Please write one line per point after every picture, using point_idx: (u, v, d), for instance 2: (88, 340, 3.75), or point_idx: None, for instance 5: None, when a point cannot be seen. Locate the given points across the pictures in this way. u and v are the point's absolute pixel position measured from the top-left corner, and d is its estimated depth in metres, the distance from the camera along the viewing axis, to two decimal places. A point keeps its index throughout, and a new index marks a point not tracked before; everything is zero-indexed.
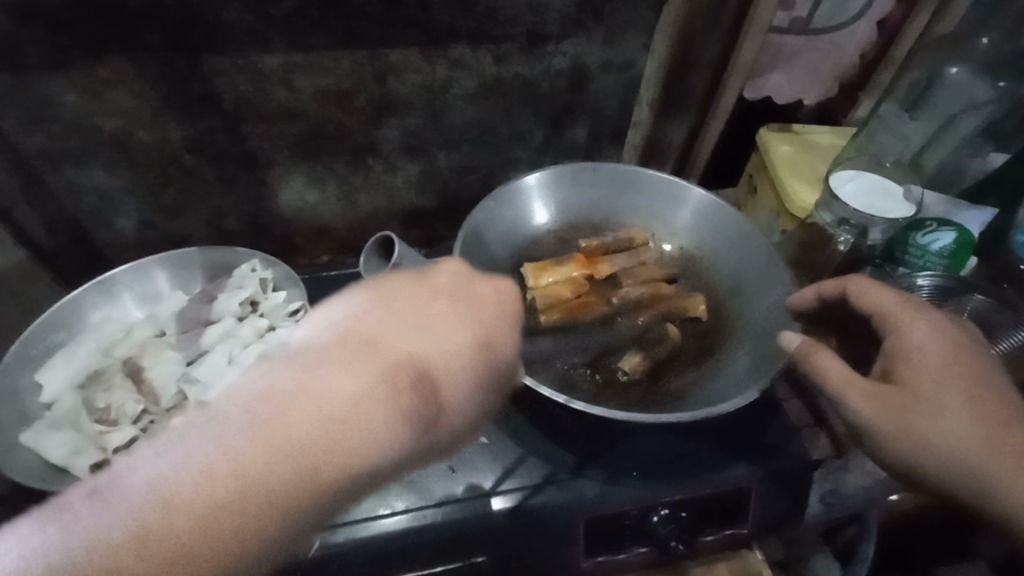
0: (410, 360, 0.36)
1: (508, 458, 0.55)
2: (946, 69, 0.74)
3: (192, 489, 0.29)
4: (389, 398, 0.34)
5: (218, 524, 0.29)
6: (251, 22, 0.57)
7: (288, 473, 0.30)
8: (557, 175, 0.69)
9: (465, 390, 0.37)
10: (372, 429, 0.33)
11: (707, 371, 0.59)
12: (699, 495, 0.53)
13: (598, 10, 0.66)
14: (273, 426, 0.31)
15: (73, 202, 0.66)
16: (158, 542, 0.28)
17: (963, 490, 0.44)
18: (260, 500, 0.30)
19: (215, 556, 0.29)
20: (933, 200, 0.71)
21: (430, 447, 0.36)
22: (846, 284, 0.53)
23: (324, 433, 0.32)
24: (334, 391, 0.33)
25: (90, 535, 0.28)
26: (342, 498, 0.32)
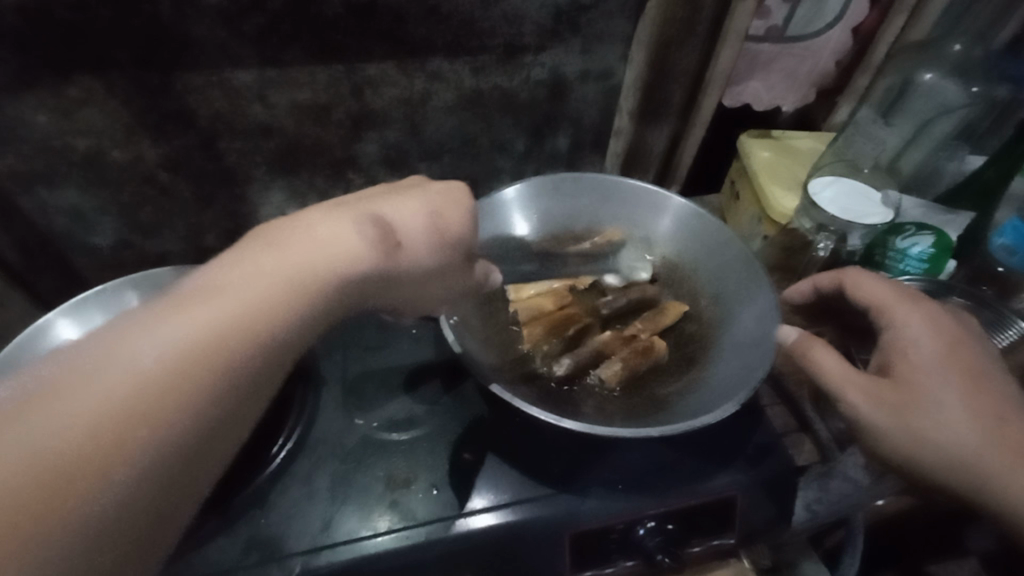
0: (376, 212, 0.41)
1: (490, 475, 0.54)
2: (920, 74, 0.73)
3: (196, 308, 0.33)
4: (363, 232, 0.39)
5: (255, 315, 0.34)
6: (223, 39, 0.56)
7: (282, 288, 0.35)
8: (538, 186, 0.69)
9: (429, 243, 0.43)
10: (352, 246, 0.38)
11: (690, 381, 0.58)
12: (684, 506, 0.54)
13: (574, 21, 0.66)
14: (260, 261, 0.36)
15: (47, 222, 0.65)
16: (216, 330, 0.33)
17: (962, 483, 0.45)
18: (279, 303, 0.35)
19: (255, 335, 0.34)
20: (910, 204, 0.72)
21: (401, 271, 0.41)
22: (842, 277, 0.56)
23: (318, 254, 0.37)
24: (309, 230, 0.38)
25: (125, 343, 0.31)
26: (337, 296, 0.37)
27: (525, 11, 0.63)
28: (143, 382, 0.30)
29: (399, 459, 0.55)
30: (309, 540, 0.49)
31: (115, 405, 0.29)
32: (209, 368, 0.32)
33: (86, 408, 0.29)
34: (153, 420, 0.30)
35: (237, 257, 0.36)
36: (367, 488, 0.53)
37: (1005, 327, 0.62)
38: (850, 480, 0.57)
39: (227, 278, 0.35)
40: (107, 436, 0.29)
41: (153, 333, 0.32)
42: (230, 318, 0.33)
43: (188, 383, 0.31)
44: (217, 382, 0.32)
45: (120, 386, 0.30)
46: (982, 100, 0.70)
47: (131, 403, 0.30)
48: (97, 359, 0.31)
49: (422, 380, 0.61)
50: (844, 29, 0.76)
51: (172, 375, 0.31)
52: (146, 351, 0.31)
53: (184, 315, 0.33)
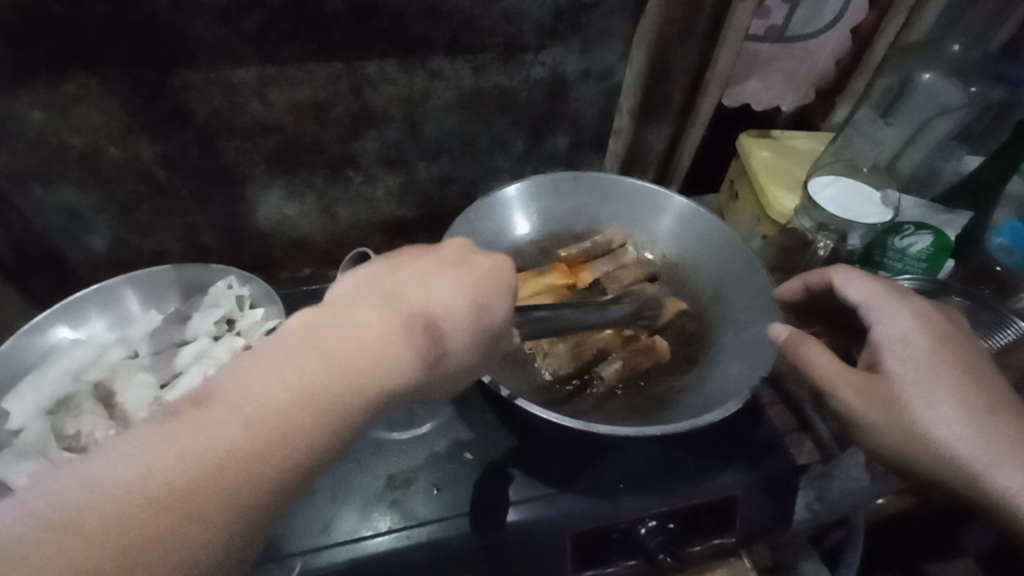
0: (419, 304, 0.40)
1: (490, 474, 0.54)
2: (918, 75, 0.74)
3: (245, 419, 0.32)
4: (407, 339, 0.38)
5: (298, 430, 0.33)
6: (221, 36, 0.56)
7: (316, 397, 0.34)
8: (538, 186, 0.69)
9: (469, 336, 0.41)
10: (396, 357, 0.37)
11: (692, 380, 0.58)
12: (685, 504, 0.53)
13: (574, 20, 0.66)
14: (307, 364, 0.35)
15: (42, 220, 0.65)
16: (260, 442, 0.32)
17: (956, 476, 0.44)
18: (321, 416, 0.34)
19: (296, 452, 0.33)
20: (908, 204, 0.72)
21: (437, 376, 0.40)
22: (830, 275, 0.56)
23: (363, 362, 0.36)
24: (355, 327, 0.37)
25: (171, 451, 0.31)
26: (376, 409, 0.36)
27: (525, 9, 0.63)
28: (173, 500, 0.30)
29: (400, 459, 0.55)
30: (308, 540, 0.49)
31: (143, 524, 0.29)
32: (239, 484, 0.31)
33: (114, 526, 0.28)
34: (180, 538, 0.29)
35: (287, 353, 0.35)
36: (367, 488, 0.52)
37: (1003, 327, 0.62)
38: (854, 480, 0.56)
39: (261, 382, 0.34)
40: (130, 555, 0.28)
41: (199, 438, 0.31)
42: (262, 433, 0.32)
43: (228, 500, 0.31)
44: (255, 499, 0.32)
45: (149, 503, 0.29)
46: (979, 101, 0.71)
47: (159, 520, 0.29)
48: (127, 465, 0.30)
49: None
50: (842, 29, 0.76)
51: (202, 494, 0.30)
52: (177, 463, 0.30)
53: (217, 423, 0.32)
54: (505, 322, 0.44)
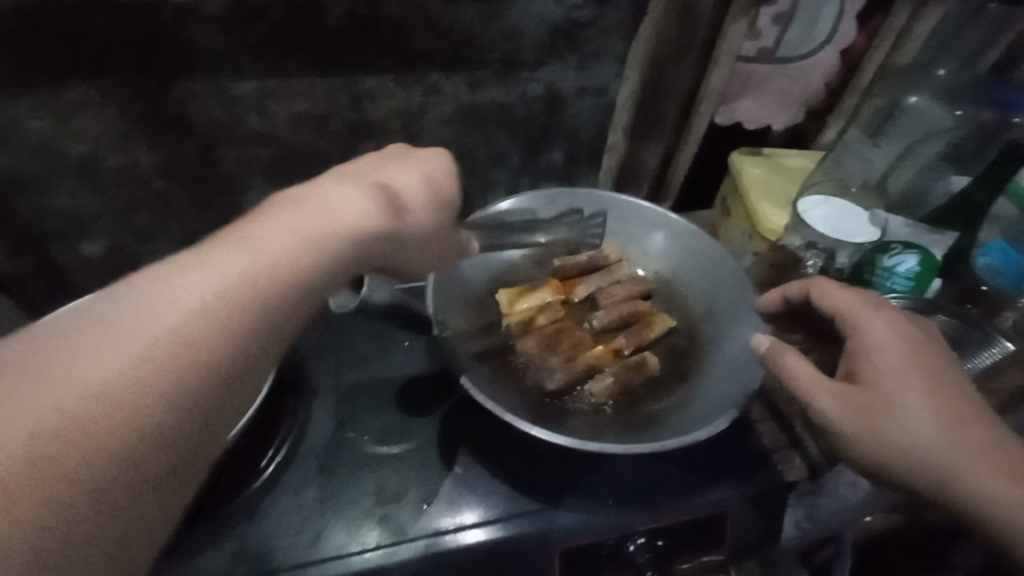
0: (376, 179, 0.41)
1: (480, 487, 0.54)
2: (906, 98, 0.75)
3: (215, 269, 0.31)
4: (371, 204, 0.38)
5: (277, 277, 0.33)
6: (223, 49, 0.57)
7: (301, 250, 0.34)
8: (533, 199, 0.68)
9: (426, 206, 0.42)
10: (360, 215, 0.37)
11: (682, 398, 0.58)
12: (673, 521, 0.54)
13: (571, 38, 0.67)
14: (279, 224, 0.35)
15: (37, 226, 0.65)
16: (239, 288, 0.31)
17: (926, 482, 0.45)
18: (301, 266, 0.34)
19: (275, 297, 0.32)
20: (897, 224, 0.73)
21: (401, 240, 0.40)
22: (809, 287, 0.55)
23: (333, 219, 0.36)
24: (318, 195, 0.37)
25: (136, 305, 0.29)
26: (350, 263, 0.36)
27: (523, 26, 0.64)
28: (170, 342, 0.29)
29: (389, 472, 0.55)
30: (298, 553, 0.49)
31: (144, 363, 0.28)
32: (234, 326, 0.31)
33: (94, 380, 0.27)
34: (181, 377, 0.29)
35: (254, 220, 0.35)
36: (356, 501, 0.52)
37: (988, 346, 0.64)
38: (839, 499, 0.58)
39: (246, 239, 0.33)
40: (115, 405, 0.27)
41: (168, 292, 0.30)
42: (252, 279, 0.32)
43: (205, 346, 0.30)
44: (237, 343, 0.31)
45: (147, 344, 0.28)
46: (968, 124, 0.71)
47: (159, 357, 0.28)
48: (104, 323, 0.29)
49: (414, 391, 0.61)
50: (834, 50, 0.77)
51: (195, 335, 0.30)
52: (168, 308, 0.30)
53: (204, 274, 0.31)
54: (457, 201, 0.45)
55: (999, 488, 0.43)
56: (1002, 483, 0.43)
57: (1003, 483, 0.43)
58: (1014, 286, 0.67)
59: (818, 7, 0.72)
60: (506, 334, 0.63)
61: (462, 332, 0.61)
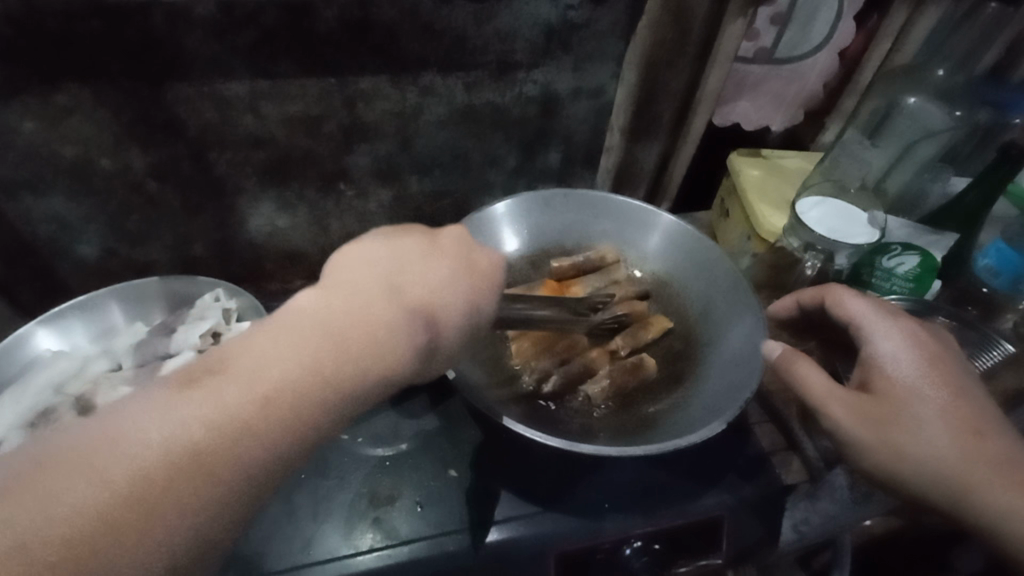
0: (419, 297, 0.42)
1: (475, 491, 0.53)
2: (904, 99, 0.74)
3: (256, 380, 0.34)
4: (408, 324, 0.40)
5: (309, 392, 0.35)
6: (215, 51, 0.56)
7: (321, 376, 0.35)
8: (528, 202, 0.69)
9: (460, 327, 0.43)
10: (397, 338, 0.39)
11: (677, 400, 0.58)
12: (670, 525, 0.53)
13: (566, 40, 0.67)
14: (319, 337, 0.37)
15: (31, 230, 0.65)
16: (276, 398, 0.34)
17: (939, 493, 0.45)
18: (331, 384, 0.36)
19: (305, 415, 0.35)
20: (895, 225, 0.73)
21: (433, 364, 0.42)
22: (824, 293, 0.57)
23: (371, 335, 0.38)
24: (360, 308, 0.39)
25: (189, 406, 0.33)
26: (381, 390, 0.38)
27: (517, 29, 0.64)
28: (185, 464, 0.31)
29: (382, 476, 0.54)
30: (290, 558, 0.48)
31: (161, 484, 0.31)
32: (260, 446, 0.33)
33: (144, 473, 0.31)
34: (189, 498, 0.31)
35: (299, 326, 0.37)
36: (349, 506, 0.52)
37: (988, 348, 0.63)
38: (835, 502, 0.57)
39: (286, 348, 0.36)
40: (158, 501, 0.30)
41: (215, 396, 0.33)
42: (268, 406, 0.34)
43: (239, 452, 0.33)
44: (266, 450, 0.33)
45: (191, 446, 0.32)
46: (965, 124, 0.71)
47: (200, 457, 0.32)
48: (162, 420, 0.32)
49: (409, 395, 0.60)
50: (831, 52, 0.77)
51: (233, 440, 0.33)
52: (188, 427, 0.32)
53: (226, 395, 0.34)
54: (492, 316, 0.47)
55: (1013, 500, 0.43)
56: (1018, 496, 0.43)
57: (1020, 497, 0.43)
58: (1011, 287, 0.69)
59: (814, 8, 0.72)
60: (502, 336, 0.62)
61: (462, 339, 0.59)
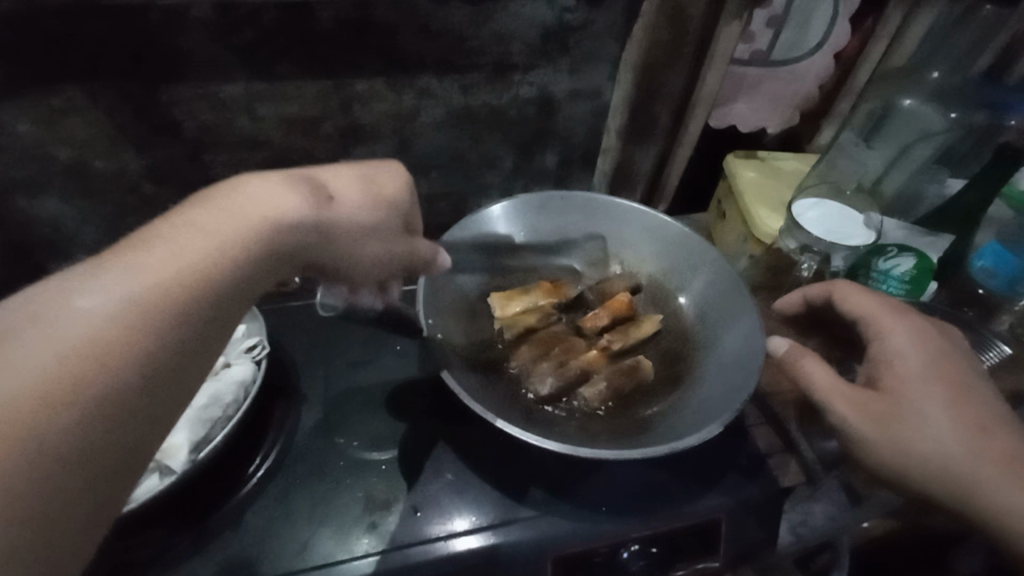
0: (304, 175, 0.41)
1: (473, 494, 0.53)
2: (900, 99, 0.74)
3: (145, 260, 0.32)
4: (299, 196, 0.39)
5: (208, 264, 0.33)
6: (211, 52, 0.56)
7: (234, 244, 0.35)
8: (524, 204, 0.69)
9: (361, 200, 0.43)
10: (288, 206, 0.38)
11: (673, 401, 0.58)
12: (669, 528, 0.53)
13: (563, 42, 0.67)
14: (202, 218, 0.35)
15: (25, 231, 0.64)
16: (177, 271, 0.32)
17: (946, 492, 0.45)
18: (228, 251, 0.34)
19: (208, 283, 0.33)
20: (892, 226, 0.73)
21: (335, 235, 0.41)
22: (831, 288, 0.57)
23: (258, 211, 0.37)
24: (240, 188, 0.38)
25: (69, 297, 0.30)
26: (281, 256, 0.37)
27: (515, 30, 0.64)
28: (86, 342, 0.29)
29: (378, 480, 0.54)
30: (284, 562, 0.48)
31: (61, 367, 0.27)
32: (165, 318, 0.31)
33: (29, 368, 0.27)
34: (95, 374, 0.28)
35: (177, 216, 0.35)
36: (344, 509, 0.51)
37: (987, 349, 0.64)
38: (834, 505, 0.58)
39: (168, 232, 0.34)
40: (43, 392, 0.27)
41: (96, 280, 0.31)
42: (172, 277, 0.32)
43: (138, 329, 0.30)
44: (173, 322, 0.31)
45: (81, 332, 0.29)
46: (963, 125, 0.71)
47: (94, 342, 0.29)
48: (38, 317, 0.29)
49: (406, 397, 0.60)
50: (827, 53, 0.77)
51: (130, 317, 0.30)
52: (83, 308, 0.29)
53: (124, 272, 0.31)
54: (409, 202, 0.47)
55: (1018, 498, 0.43)
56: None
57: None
58: (1009, 289, 0.69)
59: (811, 10, 0.72)
60: (497, 338, 0.62)
61: (459, 342, 0.59)
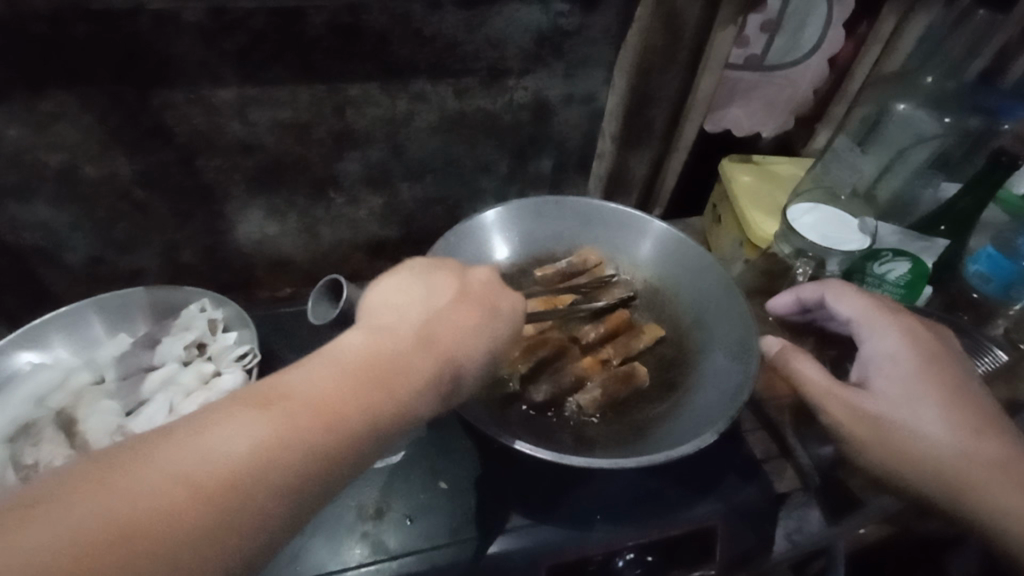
0: (452, 347, 0.41)
1: (466, 503, 0.53)
2: (894, 105, 0.74)
3: (295, 417, 0.33)
4: (438, 378, 0.39)
5: (334, 437, 0.34)
6: (203, 57, 0.56)
7: (371, 417, 0.35)
8: (520, 210, 0.69)
9: (482, 370, 0.43)
10: (428, 395, 0.38)
11: (669, 407, 0.58)
12: (663, 536, 0.53)
13: (557, 46, 0.66)
14: (359, 381, 0.36)
15: (16, 236, 0.63)
16: (324, 435, 0.34)
17: (935, 492, 0.46)
18: (364, 438, 0.35)
19: (332, 462, 0.34)
20: (886, 231, 0.73)
21: (449, 415, 0.41)
22: (824, 289, 0.57)
23: (403, 389, 0.37)
24: (397, 348, 0.39)
25: (234, 434, 0.32)
26: (401, 441, 0.37)
27: (509, 34, 0.63)
28: (225, 489, 0.30)
29: (372, 488, 0.53)
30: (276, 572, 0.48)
31: (203, 504, 0.30)
32: (294, 484, 0.32)
33: (193, 496, 0.30)
34: (227, 523, 0.30)
35: (334, 363, 0.37)
36: (337, 518, 0.51)
37: (982, 354, 0.64)
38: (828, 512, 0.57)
39: (321, 388, 0.35)
40: (198, 518, 0.29)
41: (254, 426, 0.32)
42: (313, 433, 0.33)
43: (269, 493, 0.31)
44: (295, 489, 0.32)
45: (235, 476, 0.31)
46: (955, 130, 0.71)
47: (234, 488, 0.31)
48: (210, 443, 0.31)
49: None
50: (822, 58, 0.77)
51: (266, 480, 0.31)
52: (237, 446, 0.31)
53: (274, 415, 0.33)
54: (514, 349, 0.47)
55: (1009, 499, 0.43)
56: (1018, 498, 0.43)
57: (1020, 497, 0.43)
58: (1004, 293, 0.69)
59: (805, 14, 0.72)
60: None
61: None
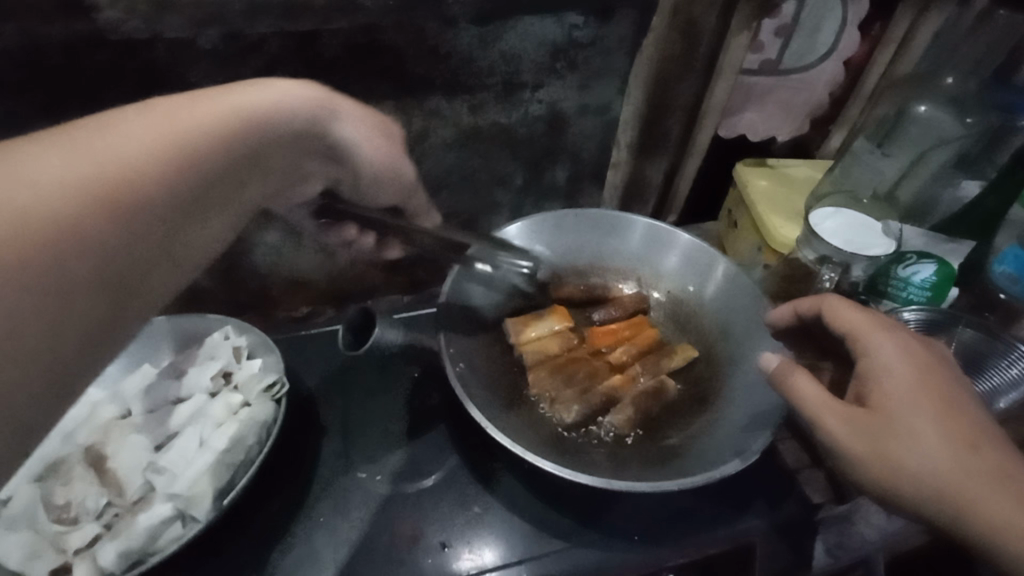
0: (319, 112, 0.42)
1: (501, 529, 0.52)
2: (913, 106, 0.73)
3: (153, 122, 0.32)
4: (300, 126, 0.40)
5: (212, 149, 0.33)
6: (218, 82, 0.55)
7: (230, 134, 0.34)
8: (538, 224, 0.67)
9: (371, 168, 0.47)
10: (297, 124, 0.39)
11: (704, 424, 0.56)
12: (702, 556, 0.52)
13: (572, 59, 0.66)
14: (208, 108, 0.34)
15: None
16: (189, 139, 0.32)
17: (941, 515, 0.40)
18: (240, 135, 0.35)
19: (222, 156, 0.33)
20: (910, 233, 0.71)
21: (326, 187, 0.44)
22: (819, 303, 0.50)
23: (270, 121, 0.37)
24: (259, 102, 0.37)
25: (99, 134, 0.30)
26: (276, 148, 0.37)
27: (523, 49, 0.63)
28: (84, 181, 0.28)
29: (405, 513, 0.53)
30: None
31: (68, 196, 0.27)
32: (170, 180, 0.31)
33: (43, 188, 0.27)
34: (100, 223, 0.28)
35: (175, 104, 0.33)
36: (374, 547, 0.50)
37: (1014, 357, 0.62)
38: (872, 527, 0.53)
39: (180, 112, 0.33)
40: (69, 209, 0.27)
41: (112, 135, 0.30)
42: (191, 146, 0.32)
43: (151, 184, 0.30)
44: (165, 193, 0.30)
45: (108, 160, 0.29)
46: (975, 131, 0.70)
47: (101, 183, 0.28)
48: (57, 148, 0.28)
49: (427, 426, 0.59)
50: (836, 61, 0.76)
51: (140, 171, 0.30)
52: (102, 158, 0.29)
53: (134, 136, 0.30)
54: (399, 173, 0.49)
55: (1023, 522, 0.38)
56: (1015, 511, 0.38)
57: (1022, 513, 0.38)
58: None
59: (820, 18, 0.71)
60: (518, 365, 0.61)
61: (481, 364, 0.59)
